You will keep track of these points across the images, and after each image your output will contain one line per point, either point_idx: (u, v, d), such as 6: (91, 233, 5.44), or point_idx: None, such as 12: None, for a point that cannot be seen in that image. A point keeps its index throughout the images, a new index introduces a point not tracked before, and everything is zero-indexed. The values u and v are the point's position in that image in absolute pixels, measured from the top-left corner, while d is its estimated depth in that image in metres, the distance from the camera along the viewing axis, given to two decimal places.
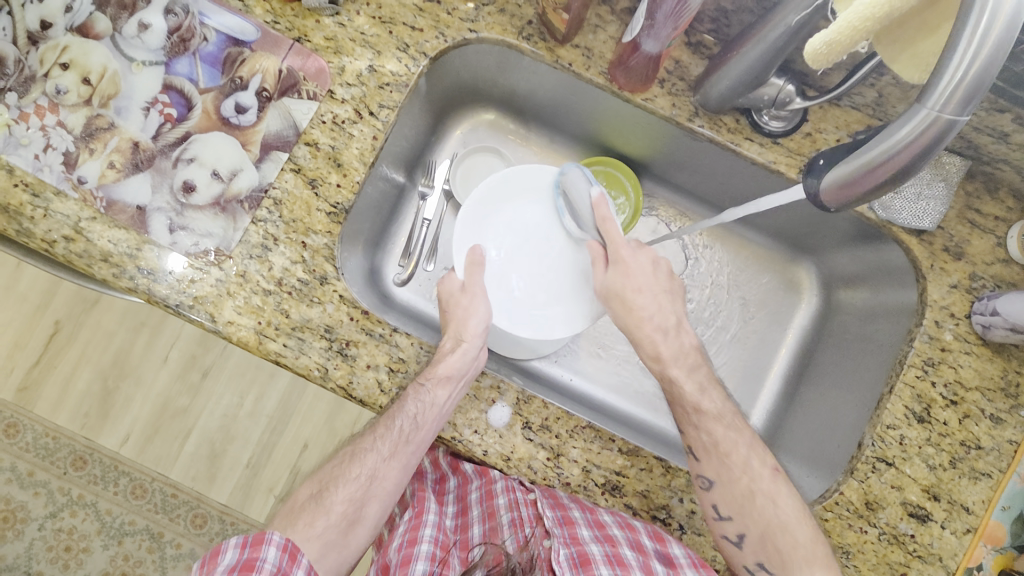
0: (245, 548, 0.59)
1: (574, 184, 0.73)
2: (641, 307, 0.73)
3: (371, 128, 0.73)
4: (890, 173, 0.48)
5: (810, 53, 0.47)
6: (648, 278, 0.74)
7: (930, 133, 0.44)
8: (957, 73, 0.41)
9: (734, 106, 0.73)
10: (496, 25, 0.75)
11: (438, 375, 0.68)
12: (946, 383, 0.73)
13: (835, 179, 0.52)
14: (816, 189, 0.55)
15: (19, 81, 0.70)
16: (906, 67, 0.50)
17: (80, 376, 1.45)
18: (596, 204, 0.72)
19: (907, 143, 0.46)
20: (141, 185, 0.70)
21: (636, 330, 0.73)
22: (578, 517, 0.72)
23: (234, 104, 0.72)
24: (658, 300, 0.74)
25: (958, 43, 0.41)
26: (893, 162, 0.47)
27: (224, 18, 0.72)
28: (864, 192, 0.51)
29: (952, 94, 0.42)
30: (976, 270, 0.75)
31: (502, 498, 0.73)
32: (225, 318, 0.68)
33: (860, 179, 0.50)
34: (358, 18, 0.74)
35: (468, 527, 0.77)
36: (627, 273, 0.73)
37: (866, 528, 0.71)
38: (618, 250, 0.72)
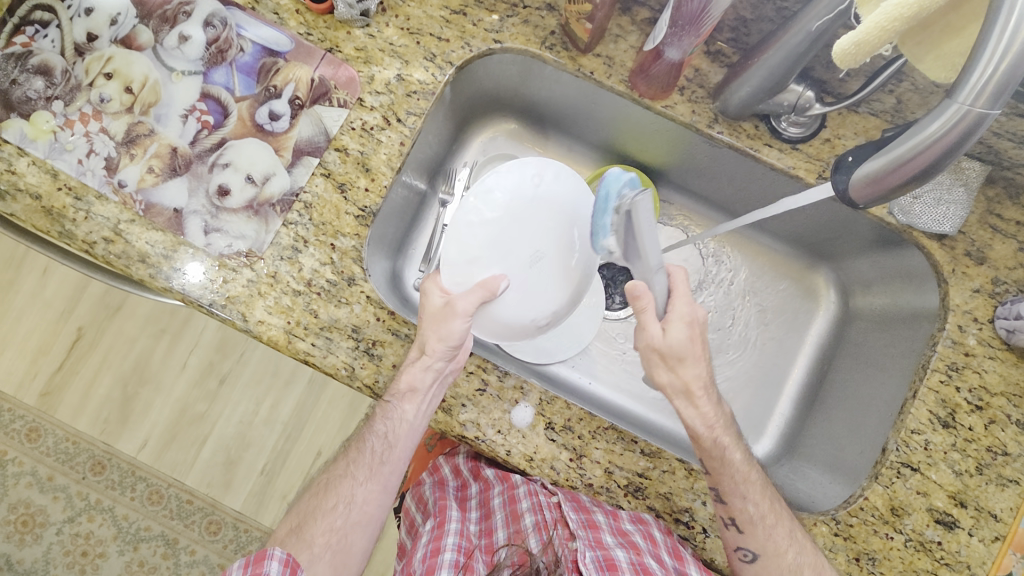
0: (249, 566, 0.64)
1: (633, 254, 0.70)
2: (693, 375, 0.70)
3: (399, 135, 0.76)
4: (918, 170, 0.50)
5: (839, 54, 0.48)
6: (697, 347, 0.70)
7: (958, 130, 0.45)
8: (986, 70, 0.42)
9: (755, 112, 0.74)
10: (520, 35, 0.77)
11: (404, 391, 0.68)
12: (970, 388, 0.73)
13: (863, 176, 0.53)
14: (844, 186, 0.56)
15: (65, 89, 0.74)
16: (931, 68, 0.51)
17: (103, 381, 1.48)
18: (673, 273, 0.70)
19: (935, 140, 0.47)
20: (178, 189, 0.72)
21: (688, 402, 0.70)
22: (601, 521, 0.73)
23: (268, 111, 0.74)
24: (705, 368, 0.71)
25: (984, 45, 0.42)
26: (921, 159, 0.48)
27: (260, 30, 0.76)
28: (892, 189, 0.52)
29: (981, 91, 0.43)
30: (999, 275, 0.75)
31: (525, 502, 0.76)
32: (255, 317, 0.70)
33: (888, 176, 0.51)
34: (387, 29, 0.77)
35: (493, 531, 0.78)
36: (693, 341, 0.69)
37: (892, 535, 0.70)
38: (683, 313, 0.68)
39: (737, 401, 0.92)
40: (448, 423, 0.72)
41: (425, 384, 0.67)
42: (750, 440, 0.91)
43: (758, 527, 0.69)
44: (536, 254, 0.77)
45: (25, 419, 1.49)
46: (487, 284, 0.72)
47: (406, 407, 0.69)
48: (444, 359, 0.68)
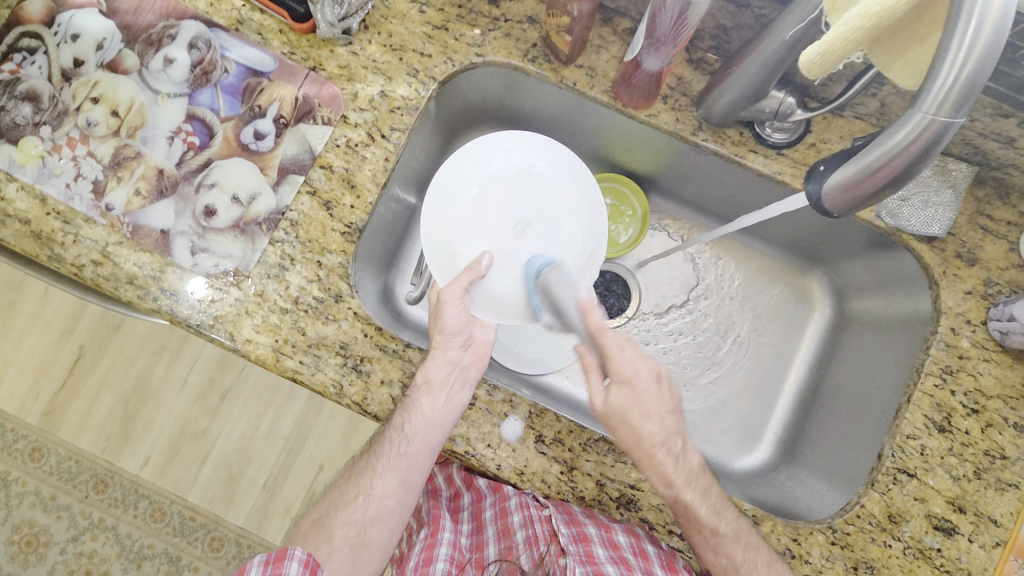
0: (268, 565, 0.64)
1: (559, 288, 0.71)
2: (647, 431, 0.66)
3: (383, 150, 0.76)
4: (890, 177, 0.49)
5: (805, 64, 0.48)
6: (655, 399, 0.67)
7: (925, 138, 0.45)
8: (947, 79, 0.42)
9: (737, 119, 0.74)
10: (501, 48, 0.77)
11: (419, 384, 0.69)
12: (966, 391, 0.72)
13: (835, 185, 0.53)
14: (818, 195, 0.56)
15: (52, 115, 0.74)
16: (899, 76, 0.50)
17: (103, 400, 1.49)
18: (586, 309, 0.68)
19: (901, 149, 0.46)
20: (165, 210, 0.73)
21: (648, 459, 0.66)
22: (593, 534, 0.70)
23: (253, 130, 0.75)
24: (664, 423, 0.67)
25: (946, 52, 0.42)
26: (892, 166, 0.48)
27: (244, 50, 0.76)
28: (865, 198, 0.52)
29: (944, 99, 0.43)
30: (991, 276, 0.74)
31: (516, 515, 0.75)
32: (243, 336, 0.71)
33: (860, 184, 0.51)
34: (370, 46, 0.77)
35: (484, 546, 0.79)
36: (637, 399, 0.66)
37: (890, 542, 0.69)
38: (620, 372, 0.66)
39: (735, 408, 0.92)
40: None
41: (441, 377, 0.69)
42: (747, 447, 0.91)
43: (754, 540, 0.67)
44: (522, 223, 0.75)
45: (28, 439, 1.49)
46: (472, 266, 0.71)
47: (421, 401, 0.68)
48: (456, 344, 0.71)
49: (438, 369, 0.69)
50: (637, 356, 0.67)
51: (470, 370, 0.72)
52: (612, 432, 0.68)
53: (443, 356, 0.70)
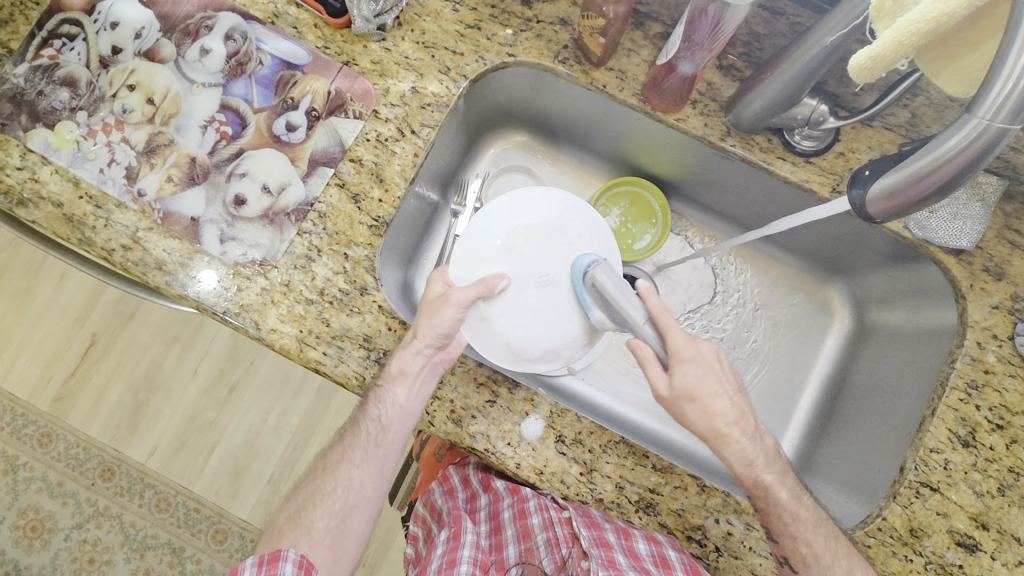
0: (262, 566, 0.65)
1: (605, 277, 0.67)
2: (719, 409, 0.65)
3: (412, 146, 0.76)
4: (934, 186, 0.49)
5: (855, 68, 0.48)
6: (720, 377, 0.66)
7: (977, 145, 0.45)
8: (1007, 84, 0.42)
9: (768, 126, 0.74)
10: (533, 49, 0.78)
11: (394, 373, 0.67)
12: (991, 407, 0.71)
13: (881, 189, 0.52)
14: (860, 201, 0.55)
15: (89, 100, 0.76)
16: (948, 82, 0.50)
17: (114, 388, 1.50)
18: (644, 295, 0.66)
19: (951, 156, 0.47)
20: (196, 198, 0.74)
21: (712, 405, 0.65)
22: (613, 541, 0.72)
23: (285, 122, 0.76)
24: (734, 402, 0.66)
25: (1005, 61, 0.42)
26: (940, 173, 0.48)
27: (279, 43, 0.77)
28: (907, 205, 0.52)
29: (1002, 104, 0.43)
30: (1019, 291, 0.73)
31: (536, 518, 0.75)
32: (268, 325, 0.71)
33: (903, 191, 0.51)
34: (403, 43, 0.78)
35: (503, 546, 0.80)
36: (702, 375, 0.65)
37: (910, 557, 0.69)
38: (683, 351, 0.64)
39: None
40: (457, 434, 0.71)
41: (416, 368, 0.67)
42: None
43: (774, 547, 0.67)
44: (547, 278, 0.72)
45: (37, 425, 1.50)
46: (488, 280, 0.70)
47: (397, 390, 0.68)
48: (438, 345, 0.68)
49: (413, 361, 0.67)
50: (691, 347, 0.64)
51: (439, 365, 0.70)
52: (677, 415, 0.67)
53: None
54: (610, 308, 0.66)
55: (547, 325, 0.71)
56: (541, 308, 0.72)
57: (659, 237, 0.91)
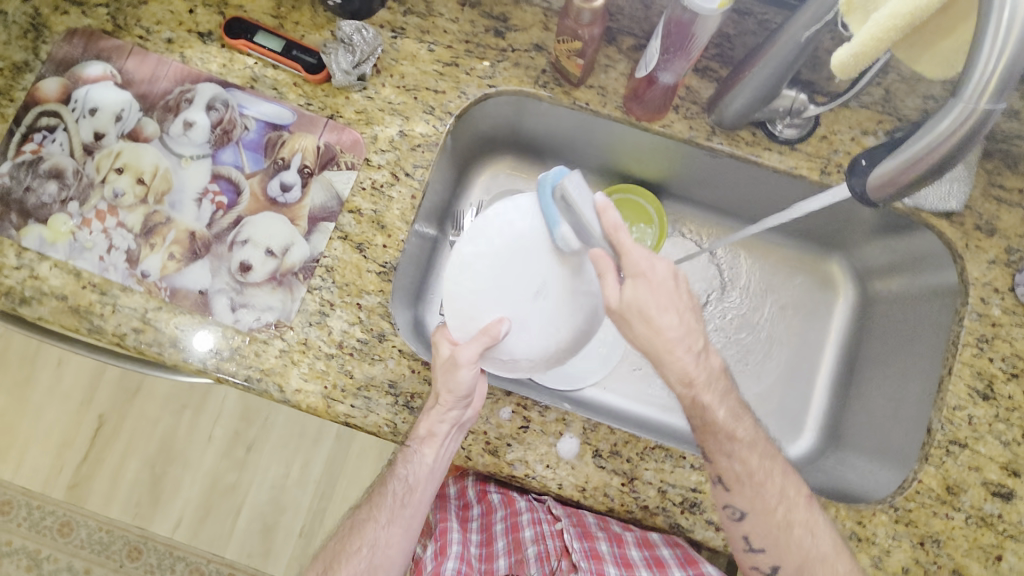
0: None
1: (574, 186, 0.65)
2: (666, 324, 0.64)
3: (409, 188, 0.77)
4: (932, 164, 0.51)
5: (838, 65, 0.50)
6: (673, 296, 0.65)
7: (969, 124, 0.47)
8: (987, 67, 0.44)
9: (750, 120, 0.76)
10: (513, 78, 0.80)
11: (422, 435, 0.69)
12: (1004, 357, 0.74)
13: (881, 174, 0.55)
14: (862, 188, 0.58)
15: (79, 189, 0.75)
16: (928, 67, 0.52)
17: (129, 466, 1.47)
18: (602, 210, 0.65)
19: (946, 137, 0.48)
20: (200, 271, 0.74)
21: (667, 355, 0.65)
22: (605, 551, 0.78)
23: (279, 183, 0.76)
24: (683, 319, 0.65)
25: (983, 35, 0.43)
26: (937, 152, 0.50)
27: (261, 106, 0.78)
28: (910, 184, 0.54)
29: (985, 87, 0.45)
30: (1010, 244, 0.76)
31: (528, 530, 0.81)
32: (292, 386, 0.72)
33: (905, 174, 0.53)
34: (384, 89, 0.79)
35: (494, 557, 0.84)
36: (651, 289, 0.64)
37: (952, 514, 0.70)
38: (635, 265, 0.64)
39: (772, 399, 0.94)
40: (497, 465, 0.71)
41: (443, 431, 0.68)
42: (792, 436, 0.92)
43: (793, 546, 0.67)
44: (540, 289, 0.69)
45: (55, 515, 1.47)
46: (489, 329, 0.68)
47: (424, 450, 0.70)
48: (461, 406, 0.68)
49: (439, 425, 0.68)
50: (671, 296, 0.65)
51: (468, 422, 0.70)
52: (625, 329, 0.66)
53: (442, 413, 0.68)
54: (575, 215, 0.66)
55: (484, 308, 0.69)
56: (500, 284, 0.69)
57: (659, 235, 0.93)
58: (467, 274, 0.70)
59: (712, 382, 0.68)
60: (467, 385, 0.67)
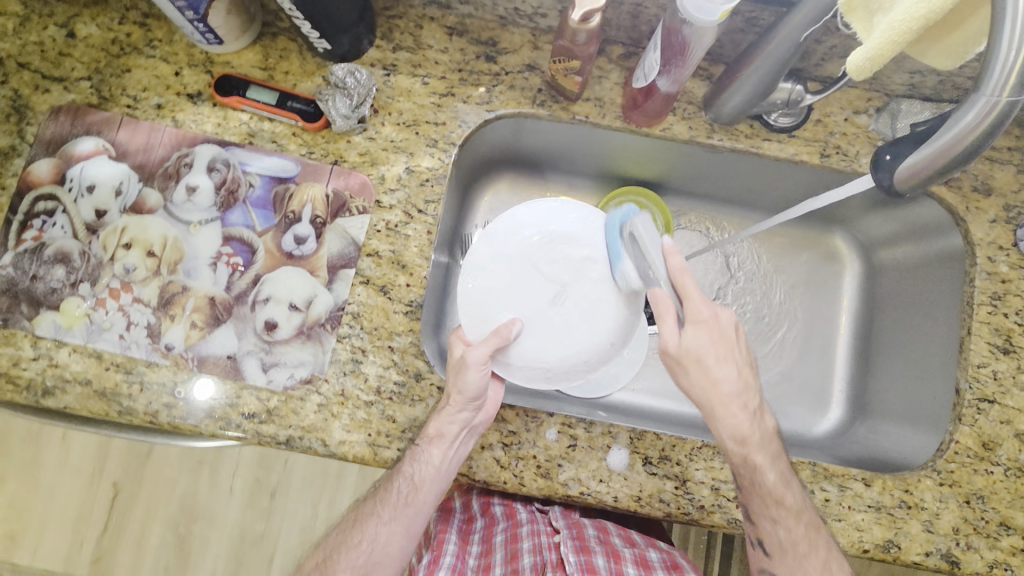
0: None
1: (643, 228, 0.70)
2: (721, 375, 0.66)
3: (424, 224, 0.76)
4: (959, 153, 0.53)
5: (854, 69, 0.52)
6: (722, 365, 0.66)
7: (993, 116, 0.49)
8: (1007, 61, 0.45)
9: (747, 114, 0.77)
10: (511, 101, 0.79)
11: (431, 434, 0.69)
12: (1017, 311, 0.77)
13: (909, 166, 0.57)
14: (888, 181, 0.60)
15: (87, 270, 0.73)
16: (936, 58, 0.54)
17: (153, 531, 1.44)
18: (668, 254, 0.67)
19: (972, 128, 0.50)
20: (226, 336, 0.73)
21: (721, 409, 0.67)
22: (601, 563, 0.80)
23: (293, 236, 0.75)
24: (742, 375, 0.68)
25: (1003, 31, 0.45)
26: (963, 142, 0.51)
27: (263, 161, 0.77)
28: (938, 172, 0.55)
29: (1007, 79, 0.46)
30: (1008, 201, 0.79)
31: (527, 541, 0.84)
32: (336, 439, 0.71)
33: (931, 164, 0.55)
34: (384, 128, 0.78)
35: (490, 567, 0.86)
36: (713, 339, 0.66)
37: (991, 469, 0.73)
38: (699, 312, 0.66)
39: (795, 378, 0.96)
40: (551, 487, 0.72)
41: (452, 432, 0.68)
42: (820, 411, 0.95)
43: (814, 567, 0.67)
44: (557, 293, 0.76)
45: None
46: (500, 330, 0.72)
47: (433, 452, 0.69)
48: (471, 408, 0.69)
49: (449, 425, 0.68)
50: (728, 348, 0.67)
51: (479, 427, 0.70)
52: (679, 372, 0.68)
53: (452, 413, 0.68)
54: (641, 255, 0.70)
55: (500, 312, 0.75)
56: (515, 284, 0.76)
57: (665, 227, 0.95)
58: (476, 278, 0.76)
59: (764, 443, 0.69)
60: (475, 385, 0.68)
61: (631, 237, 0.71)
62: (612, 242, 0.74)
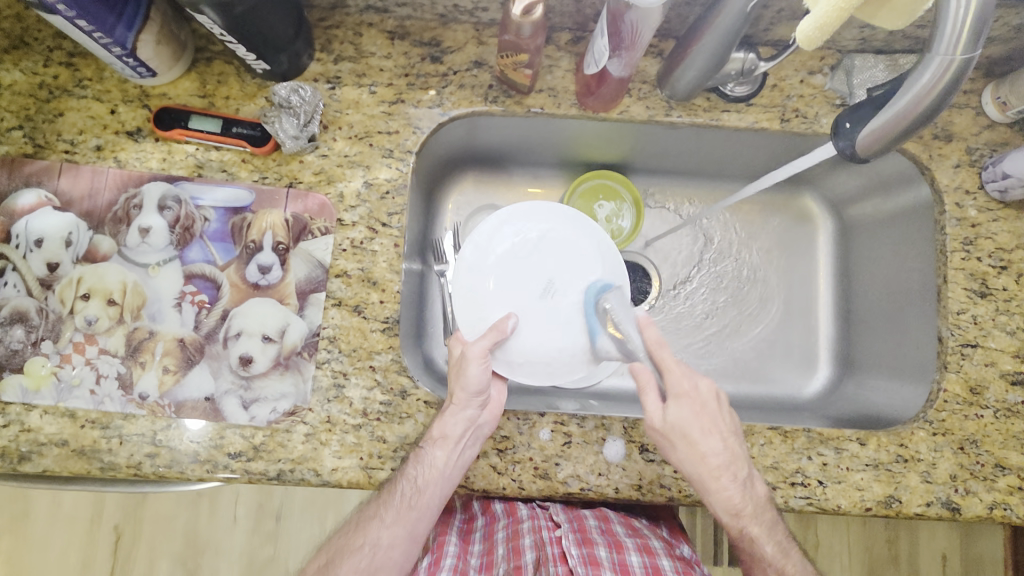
0: None
1: (615, 301, 0.76)
2: (708, 449, 0.68)
3: (390, 238, 0.74)
4: (917, 116, 0.54)
5: (804, 40, 0.51)
6: (715, 421, 0.69)
7: (948, 74, 0.50)
8: (958, 19, 0.47)
9: (703, 87, 0.76)
10: (461, 100, 0.78)
11: (435, 437, 0.68)
12: (990, 253, 0.77)
13: (869, 133, 0.57)
14: (850, 149, 0.60)
15: (47, 327, 0.71)
16: (888, 19, 0.53)
17: (160, 568, 1.42)
18: (644, 326, 0.73)
19: (928, 89, 0.51)
20: (201, 377, 0.71)
21: (712, 482, 0.68)
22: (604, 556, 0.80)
23: (257, 266, 0.73)
24: (726, 444, 0.69)
25: None
26: (920, 105, 0.53)
27: (216, 192, 0.74)
28: (898, 137, 0.56)
29: (958, 37, 0.48)
30: (970, 144, 0.79)
31: (528, 537, 0.83)
32: (328, 466, 0.70)
33: (891, 128, 0.56)
34: (337, 144, 0.76)
35: (492, 565, 0.85)
36: (695, 413, 0.68)
37: (981, 413, 0.74)
38: (678, 384, 0.70)
39: (781, 342, 0.97)
40: (550, 487, 0.71)
41: (457, 432, 0.68)
42: (809, 372, 0.96)
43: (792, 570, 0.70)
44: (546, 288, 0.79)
45: None
46: (499, 325, 0.74)
47: (436, 454, 0.68)
48: (474, 405, 0.70)
49: (454, 426, 0.68)
50: (711, 431, 0.69)
51: (483, 427, 0.70)
52: (667, 450, 0.69)
53: (460, 412, 0.69)
54: (617, 330, 0.75)
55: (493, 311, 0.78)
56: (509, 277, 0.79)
57: (636, 203, 0.94)
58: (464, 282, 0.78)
59: (758, 512, 0.69)
60: (478, 379, 0.70)
61: (604, 314, 0.76)
62: (586, 313, 0.78)
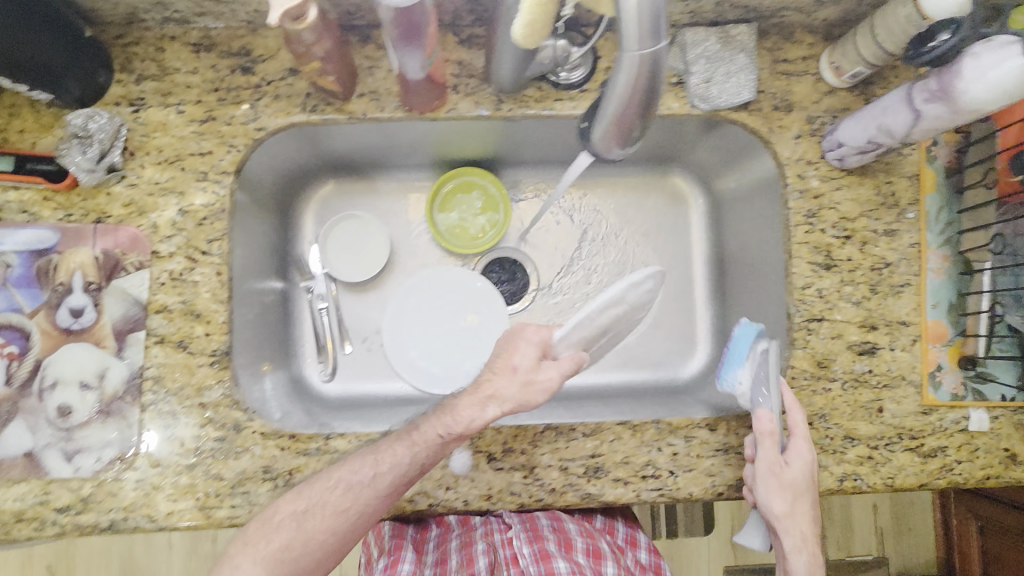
0: None
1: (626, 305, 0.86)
2: (761, 420, 0.69)
3: (211, 266, 0.71)
4: (631, 115, 0.56)
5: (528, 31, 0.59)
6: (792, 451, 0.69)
7: (641, 79, 0.52)
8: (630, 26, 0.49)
9: (528, 77, 0.72)
10: (278, 112, 0.72)
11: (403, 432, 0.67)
12: (833, 225, 0.76)
13: (600, 131, 0.61)
14: (594, 146, 0.63)
15: None
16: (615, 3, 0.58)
17: None
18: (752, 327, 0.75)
19: (627, 92, 0.54)
20: (18, 433, 0.67)
21: (785, 469, 0.68)
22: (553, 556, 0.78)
23: (68, 310, 0.69)
24: (768, 450, 0.68)
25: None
26: (627, 104, 0.55)
27: (17, 236, 0.69)
28: (627, 133, 0.59)
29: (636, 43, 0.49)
30: (810, 112, 0.76)
31: (480, 543, 0.81)
32: (162, 512, 0.68)
33: (616, 127, 0.58)
34: (145, 170, 0.71)
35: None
36: (801, 437, 0.69)
37: (829, 386, 0.75)
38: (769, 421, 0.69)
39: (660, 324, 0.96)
40: (398, 506, 0.70)
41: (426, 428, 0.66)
42: (688, 351, 0.96)
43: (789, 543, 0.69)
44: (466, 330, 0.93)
45: None
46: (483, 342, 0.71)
47: (399, 449, 0.66)
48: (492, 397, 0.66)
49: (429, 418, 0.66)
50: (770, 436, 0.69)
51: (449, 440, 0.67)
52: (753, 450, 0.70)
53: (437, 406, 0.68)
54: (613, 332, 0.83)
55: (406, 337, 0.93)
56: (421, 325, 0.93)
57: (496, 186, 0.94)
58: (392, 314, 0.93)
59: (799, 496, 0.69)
60: (468, 416, 0.65)
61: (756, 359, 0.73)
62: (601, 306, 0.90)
